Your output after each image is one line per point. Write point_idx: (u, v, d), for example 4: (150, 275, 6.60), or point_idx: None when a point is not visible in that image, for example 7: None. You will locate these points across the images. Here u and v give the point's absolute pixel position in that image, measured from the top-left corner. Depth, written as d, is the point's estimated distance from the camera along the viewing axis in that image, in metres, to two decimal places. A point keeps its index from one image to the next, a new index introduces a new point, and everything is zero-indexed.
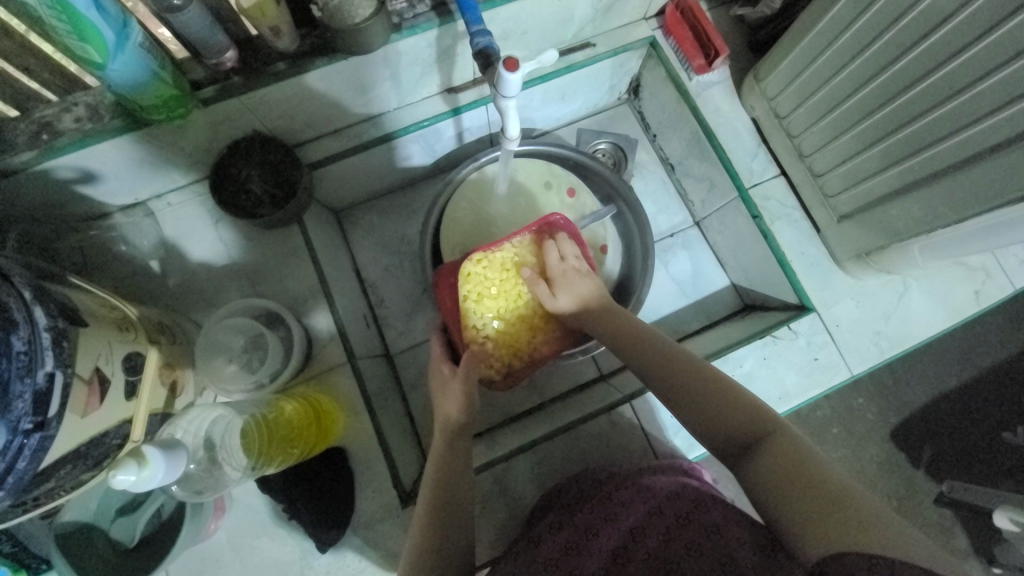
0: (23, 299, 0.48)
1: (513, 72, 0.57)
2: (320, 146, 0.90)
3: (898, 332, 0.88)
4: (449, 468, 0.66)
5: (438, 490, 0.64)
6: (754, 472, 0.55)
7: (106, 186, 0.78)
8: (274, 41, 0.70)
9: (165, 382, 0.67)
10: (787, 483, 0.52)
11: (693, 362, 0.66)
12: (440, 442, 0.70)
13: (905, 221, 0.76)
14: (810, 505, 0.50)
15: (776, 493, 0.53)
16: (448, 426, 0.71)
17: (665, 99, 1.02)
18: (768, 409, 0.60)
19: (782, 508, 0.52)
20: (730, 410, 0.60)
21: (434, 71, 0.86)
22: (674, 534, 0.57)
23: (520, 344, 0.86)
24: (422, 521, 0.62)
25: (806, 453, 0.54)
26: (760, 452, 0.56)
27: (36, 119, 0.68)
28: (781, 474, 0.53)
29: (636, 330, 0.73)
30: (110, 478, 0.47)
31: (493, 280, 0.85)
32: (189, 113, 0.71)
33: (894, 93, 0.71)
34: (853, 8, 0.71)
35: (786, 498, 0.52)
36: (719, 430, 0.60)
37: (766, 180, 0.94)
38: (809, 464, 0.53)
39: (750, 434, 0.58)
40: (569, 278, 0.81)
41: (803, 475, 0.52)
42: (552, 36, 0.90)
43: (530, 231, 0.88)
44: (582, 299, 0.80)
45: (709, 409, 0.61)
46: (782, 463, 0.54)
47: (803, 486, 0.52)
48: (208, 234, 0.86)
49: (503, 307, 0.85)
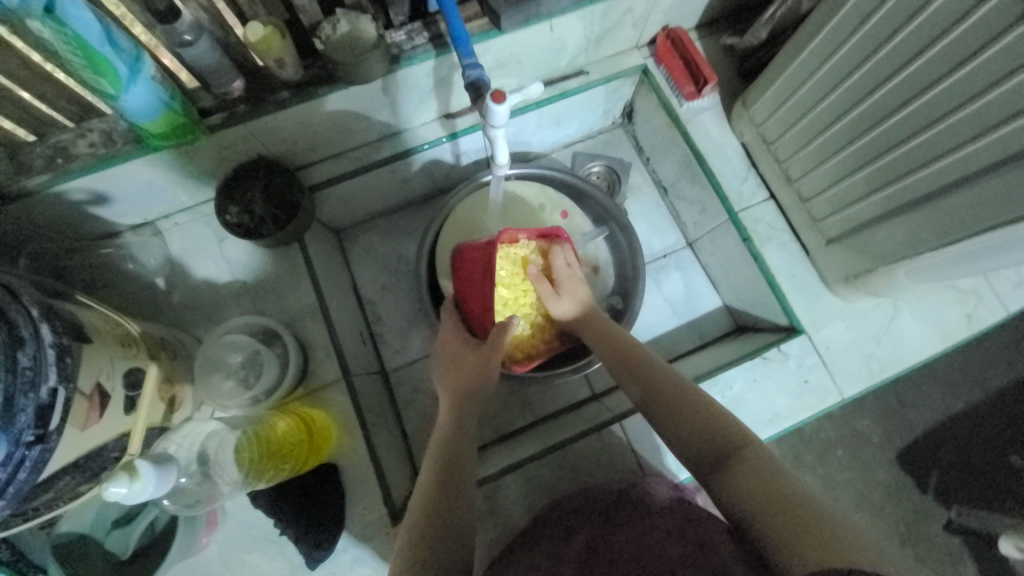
0: (30, 316, 0.51)
1: (500, 104, 0.60)
2: (321, 169, 0.93)
3: (889, 355, 0.88)
4: (451, 463, 0.67)
5: (439, 485, 0.64)
6: (728, 487, 0.56)
7: (117, 207, 0.82)
8: (279, 71, 0.74)
9: (164, 397, 0.69)
10: (758, 500, 0.53)
11: (674, 375, 0.69)
12: (446, 431, 0.72)
13: (890, 245, 0.78)
14: (785, 522, 0.50)
15: (750, 508, 0.54)
16: (462, 402, 0.75)
17: (657, 123, 1.05)
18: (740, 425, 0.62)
19: (756, 523, 0.52)
20: (706, 421, 0.63)
21: (433, 98, 0.90)
22: (667, 547, 0.59)
23: (521, 338, 0.89)
24: (423, 507, 0.62)
25: (772, 469, 0.56)
26: (733, 465, 0.58)
27: (52, 144, 0.72)
28: (752, 491, 0.54)
29: (623, 342, 0.76)
30: (103, 491, 0.49)
31: (503, 272, 0.88)
32: (196, 139, 0.75)
33: (876, 120, 0.73)
34: (834, 39, 0.74)
35: (760, 512, 0.52)
36: (694, 441, 0.62)
37: (755, 205, 0.95)
38: (777, 479, 0.54)
39: (723, 449, 0.60)
40: (573, 282, 0.85)
41: (774, 492, 0.53)
42: (546, 64, 0.94)
43: (539, 234, 0.89)
44: (581, 305, 0.84)
45: (684, 423, 0.64)
46: (752, 480, 0.55)
47: (774, 500, 0.52)
48: (212, 253, 0.89)
49: (509, 301, 0.88)
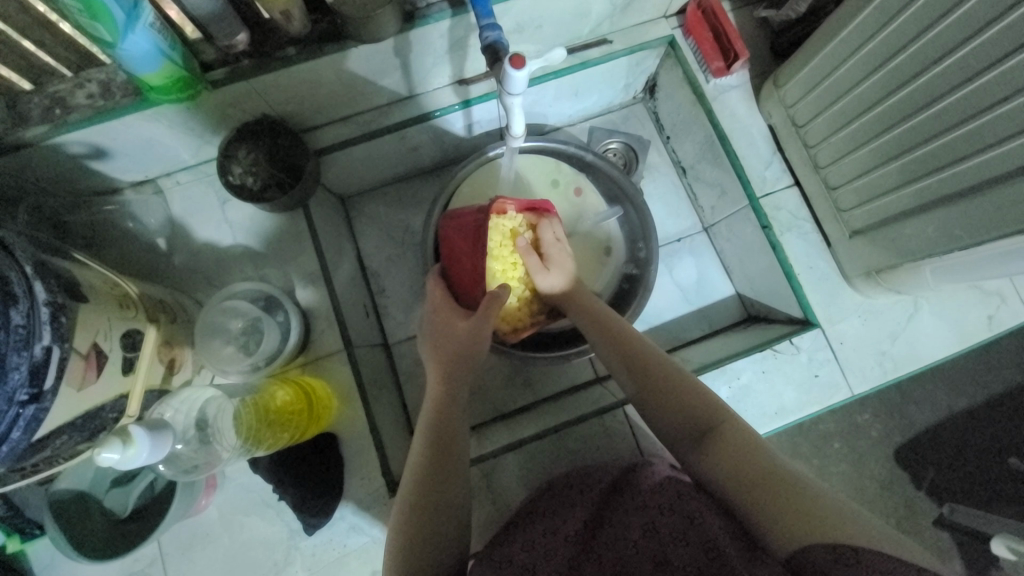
0: (23, 273, 0.49)
1: (518, 70, 0.56)
2: (328, 132, 0.89)
3: (904, 354, 0.86)
4: (443, 434, 0.65)
5: (430, 458, 0.63)
6: (710, 462, 0.57)
7: (117, 162, 0.79)
8: (285, 26, 0.70)
9: (163, 359, 0.69)
10: (742, 475, 0.54)
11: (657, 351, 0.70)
12: (435, 398, 0.69)
13: (918, 241, 0.74)
14: (772, 498, 0.52)
15: (734, 484, 0.55)
16: (452, 365, 0.71)
17: (680, 100, 0.99)
18: (716, 399, 0.63)
19: (741, 498, 0.54)
20: (688, 397, 0.63)
21: (447, 62, 0.85)
22: (657, 524, 0.56)
23: (507, 313, 0.83)
24: (414, 489, 0.61)
25: (749, 437, 0.57)
26: (715, 439, 0.59)
27: (51, 94, 0.69)
28: (734, 465, 0.55)
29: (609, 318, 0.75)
30: (96, 455, 0.48)
31: (491, 242, 0.81)
32: (198, 95, 0.72)
33: (914, 109, 0.68)
34: (879, 18, 0.68)
35: (744, 486, 0.54)
36: (676, 420, 0.63)
37: (778, 190, 0.92)
38: (757, 447, 0.56)
39: (703, 424, 0.61)
40: (562, 256, 0.82)
41: (758, 466, 0.54)
42: (567, 31, 0.89)
43: (526, 205, 0.85)
44: (569, 279, 0.81)
45: (665, 400, 0.64)
46: (735, 452, 0.56)
47: (756, 471, 0.54)
48: (214, 215, 0.87)
49: (497, 275, 0.81)
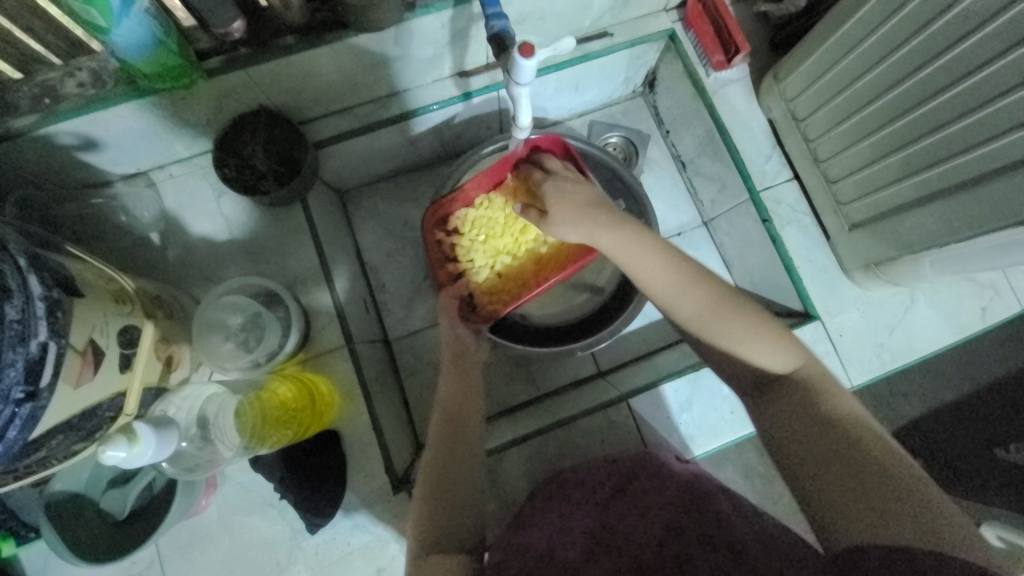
0: (18, 267, 0.47)
1: (528, 59, 0.55)
2: (326, 124, 0.88)
3: (901, 345, 0.88)
4: (458, 422, 0.67)
5: (442, 449, 0.64)
6: (773, 414, 0.55)
7: (109, 153, 0.77)
8: (284, 14, 0.68)
9: (161, 357, 0.66)
10: (813, 439, 0.52)
11: (699, 291, 0.60)
12: (453, 390, 0.71)
13: (918, 233, 0.75)
14: (840, 478, 0.49)
15: (805, 449, 0.52)
16: (456, 364, 0.75)
17: (681, 94, 0.99)
18: (789, 342, 0.57)
19: (807, 469, 0.51)
20: (743, 343, 0.58)
21: (447, 53, 0.84)
22: (682, 524, 0.58)
23: (525, 277, 0.89)
24: (432, 474, 0.61)
25: (824, 403, 0.53)
26: (779, 397, 0.56)
27: (38, 82, 0.67)
28: (806, 425, 0.53)
29: (624, 255, 0.64)
30: (100, 453, 0.48)
31: (494, 218, 0.88)
32: (194, 84, 0.70)
33: (914, 103, 0.69)
34: (881, 12, 0.69)
35: (805, 456, 0.52)
36: (735, 369, 0.59)
37: (778, 184, 0.93)
38: (834, 417, 0.52)
39: (769, 375, 0.57)
40: (564, 193, 0.71)
41: (831, 435, 0.51)
42: (569, 23, 0.88)
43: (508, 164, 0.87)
44: (578, 213, 0.68)
45: (726, 341, 0.59)
46: (805, 409, 0.54)
47: (825, 445, 0.51)
48: (210, 209, 0.85)
49: (507, 246, 0.89)
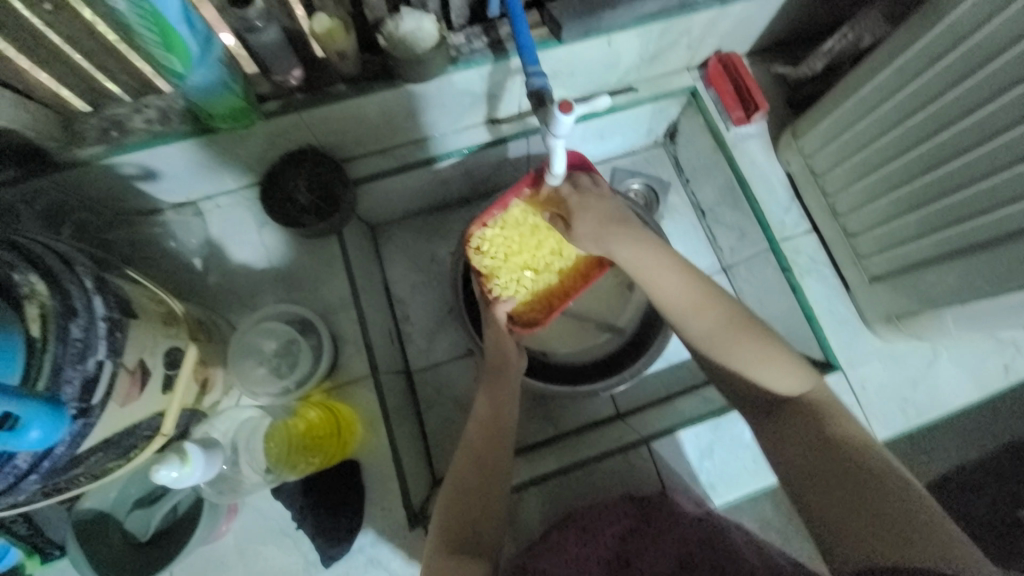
0: (84, 288, 0.50)
1: (566, 114, 0.59)
2: (366, 163, 0.93)
3: (925, 401, 0.88)
4: (487, 456, 0.69)
5: (472, 476, 0.67)
6: (781, 433, 0.63)
7: (164, 184, 0.82)
8: (339, 65, 0.74)
9: (198, 379, 0.68)
10: (816, 455, 0.59)
11: (715, 308, 0.68)
12: (486, 420, 0.72)
13: (940, 289, 0.76)
14: (845, 492, 0.56)
15: (810, 468, 0.59)
16: (492, 391, 0.76)
17: (701, 146, 1.04)
18: (802, 366, 0.65)
19: (811, 484, 0.58)
20: (754, 358, 0.65)
21: (483, 103, 0.90)
22: (697, 559, 0.62)
23: (552, 288, 0.91)
24: (458, 496, 0.65)
25: (826, 425, 0.61)
26: (786, 417, 0.64)
27: (108, 116, 0.73)
28: (808, 443, 0.61)
29: (648, 269, 0.71)
30: (154, 472, 0.52)
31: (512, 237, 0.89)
32: (253, 123, 0.75)
33: (933, 164, 0.72)
34: (896, 80, 0.73)
35: (811, 475, 0.59)
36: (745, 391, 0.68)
37: (797, 235, 0.95)
38: (836, 438, 0.60)
39: (777, 398, 0.66)
40: (585, 205, 0.75)
41: (835, 452, 0.59)
42: (597, 78, 0.94)
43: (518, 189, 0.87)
44: (600, 223, 0.74)
45: (739, 354, 0.66)
46: (810, 430, 0.61)
47: (826, 463, 0.58)
48: (251, 238, 0.89)
49: (529, 262, 0.90)
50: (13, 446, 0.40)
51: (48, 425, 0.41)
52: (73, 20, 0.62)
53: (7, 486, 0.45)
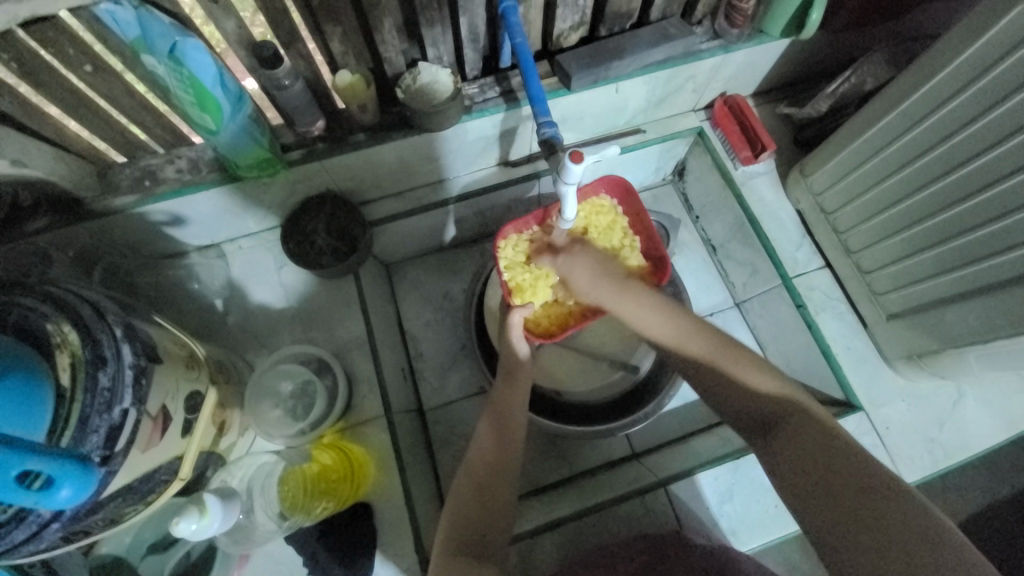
0: (114, 336, 0.52)
1: (576, 164, 0.61)
2: (383, 205, 0.96)
3: (953, 441, 0.85)
4: (491, 482, 0.68)
5: (481, 499, 0.67)
6: (777, 447, 0.59)
7: (191, 228, 0.86)
8: (359, 115, 0.78)
9: (215, 422, 0.69)
10: (815, 469, 0.55)
11: (699, 342, 0.70)
12: (491, 447, 0.72)
13: (959, 328, 0.75)
14: (850, 506, 0.51)
15: (810, 481, 0.54)
16: (495, 416, 0.75)
17: (710, 183, 1.06)
18: (784, 386, 0.63)
19: (815, 498, 0.53)
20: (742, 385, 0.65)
21: (495, 146, 0.92)
22: None
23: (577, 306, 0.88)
24: (460, 513, 0.66)
25: (825, 433, 0.57)
26: (782, 428, 0.60)
27: (142, 166, 0.77)
28: (807, 456, 0.56)
29: (636, 313, 0.75)
30: (174, 525, 0.52)
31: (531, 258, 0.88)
32: (277, 172, 0.79)
33: (943, 205, 0.72)
34: (902, 122, 0.74)
35: (806, 483, 0.55)
36: (742, 404, 0.65)
37: (810, 272, 0.95)
38: (833, 448, 0.55)
39: (772, 409, 0.62)
40: (573, 257, 0.80)
41: (832, 464, 0.54)
42: (606, 121, 0.97)
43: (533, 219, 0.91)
44: (589, 273, 0.79)
45: (724, 390, 0.67)
46: (805, 441, 0.57)
47: (824, 470, 0.54)
48: (272, 278, 0.92)
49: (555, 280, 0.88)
50: (43, 505, 0.41)
51: (82, 481, 0.42)
52: (116, 82, 0.66)
53: (30, 535, 0.45)
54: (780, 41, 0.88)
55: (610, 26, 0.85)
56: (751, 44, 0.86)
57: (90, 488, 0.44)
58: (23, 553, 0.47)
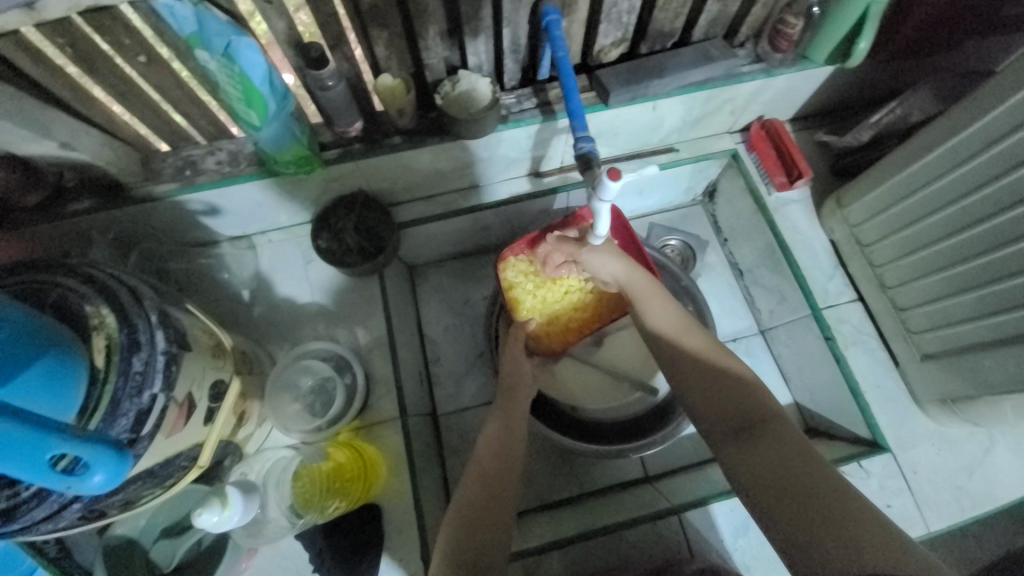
0: (148, 322, 0.52)
1: (614, 180, 0.59)
2: (413, 208, 0.96)
3: (984, 491, 0.81)
4: (498, 500, 0.66)
5: (483, 513, 0.64)
6: (749, 452, 0.56)
7: (224, 219, 0.88)
8: (397, 119, 0.79)
9: (236, 412, 0.70)
10: (782, 475, 0.52)
11: (694, 338, 0.68)
12: (504, 458, 0.70)
13: (998, 374, 0.72)
14: (809, 512, 0.49)
15: (774, 486, 0.52)
16: (507, 427, 0.75)
17: (742, 207, 1.04)
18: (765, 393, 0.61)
19: (774, 501, 0.51)
20: (737, 385, 0.62)
21: (527, 158, 0.93)
22: None
23: (571, 321, 0.92)
24: (464, 518, 0.64)
25: (799, 444, 0.55)
26: (759, 436, 0.57)
27: (184, 156, 0.79)
28: (777, 462, 0.54)
29: (642, 295, 0.74)
30: (196, 515, 0.54)
31: (528, 281, 0.89)
32: (313, 170, 0.80)
33: (990, 246, 0.70)
34: (950, 158, 0.72)
35: (771, 487, 0.52)
36: (718, 409, 0.62)
37: (841, 304, 0.93)
38: (803, 456, 0.53)
39: (749, 416, 0.59)
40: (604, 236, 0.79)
41: (800, 471, 0.52)
42: (641, 138, 0.97)
43: (533, 237, 0.89)
44: (618, 252, 0.77)
45: (704, 391, 0.64)
46: (777, 449, 0.55)
47: (791, 477, 0.52)
48: (299, 274, 0.94)
49: (553, 301, 0.91)
50: (76, 489, 0.42)
51: (112, 468, 0.42)
52: (169, 75, 0.68)
53: (50, 513, 0.46)
54: (823, 68, 0.87)
55: (651, 44, 0.85)
56: (793, 69, 0.85)
57: (123, 475, 0.45)
58: (42, 530, 0.48)
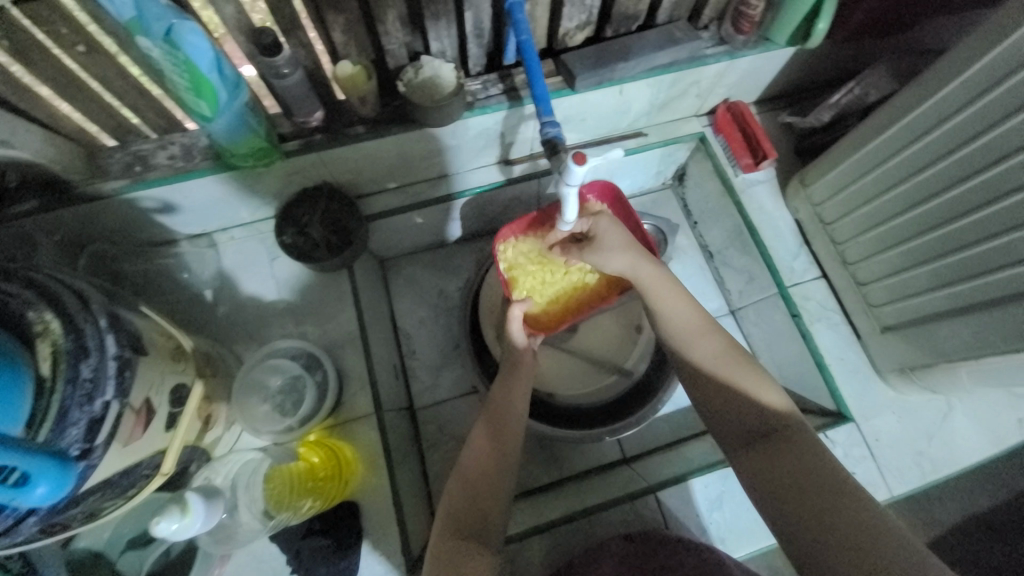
0: (98, 327, 0.50)
1: (580, 164, 0.59)
2: (380, 200, 0.94)
3: (941, 454, 0.85)
4: (483, 495, 0.63)
5: (467, 500, 0.63)
6: (762, 456, 0.57)
7: (181, 217, 0.84)
8: (359, 108, 0.77)
9: (201, 415, 0.68)
10: (796, 479, 0.53)
11: (709, 341, 0.66)
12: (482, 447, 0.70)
13: (953, 342, 0.76)
14: (821, 516, 0.50)
15: (787, 489, 0.53)
16: (490, 419, 0.71)
17: (710, 190, 1.06)
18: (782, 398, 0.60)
19: (787, 504, 0.52)
20: (747, 386, 0.62)
21: (495, 145, 0.91)
22: None
23: (571, 303, 0.91)
24: (453, 510, 0.62)
25: (817, 450, 0.54)
26: (776, 442, 0.57)
27: (133, 151, 0.75)
28: (792, 467, 0.54)
29: (654, 288, 0.71)
30: (153, 524, 0.52)
31: (528, 261, 0.90)
32: (272, 162, 0.77)
33: (944, 220, 0.72)
34: (905, 135, 0.74)
35: (784, 490, 0.53)
36: (734, 411, 0.62)
37: (806, 281, 0.95)
38: (819, 462, 0.53)
39: (768, 421, 0.59)
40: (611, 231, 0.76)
41: (814, 476, 0.52)
42: (609, 123, 0.96)
43: (532, 220, 0.90)
44: (627, 244, 0.75)
45: (720, 392, 0.63)
46: (791, 454, 0.55)
47: (805, 483, 0.52)
48: (264, 271, 0.91)
49: (552, 282, 0.90)
50: (19, 501, 0.39)
51: (57, 481, 0.41)
52: (110, 64, 0.64)
53: (3, 528, 0.44)
54: (785, 49, 0.88)
55: (616, 27, 0.84)
56: (756, 51, 0.86)
57: (66, 487, 0.43)
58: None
